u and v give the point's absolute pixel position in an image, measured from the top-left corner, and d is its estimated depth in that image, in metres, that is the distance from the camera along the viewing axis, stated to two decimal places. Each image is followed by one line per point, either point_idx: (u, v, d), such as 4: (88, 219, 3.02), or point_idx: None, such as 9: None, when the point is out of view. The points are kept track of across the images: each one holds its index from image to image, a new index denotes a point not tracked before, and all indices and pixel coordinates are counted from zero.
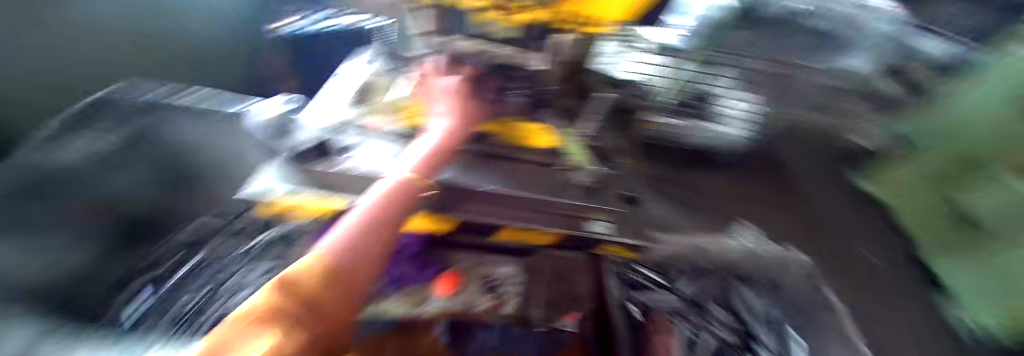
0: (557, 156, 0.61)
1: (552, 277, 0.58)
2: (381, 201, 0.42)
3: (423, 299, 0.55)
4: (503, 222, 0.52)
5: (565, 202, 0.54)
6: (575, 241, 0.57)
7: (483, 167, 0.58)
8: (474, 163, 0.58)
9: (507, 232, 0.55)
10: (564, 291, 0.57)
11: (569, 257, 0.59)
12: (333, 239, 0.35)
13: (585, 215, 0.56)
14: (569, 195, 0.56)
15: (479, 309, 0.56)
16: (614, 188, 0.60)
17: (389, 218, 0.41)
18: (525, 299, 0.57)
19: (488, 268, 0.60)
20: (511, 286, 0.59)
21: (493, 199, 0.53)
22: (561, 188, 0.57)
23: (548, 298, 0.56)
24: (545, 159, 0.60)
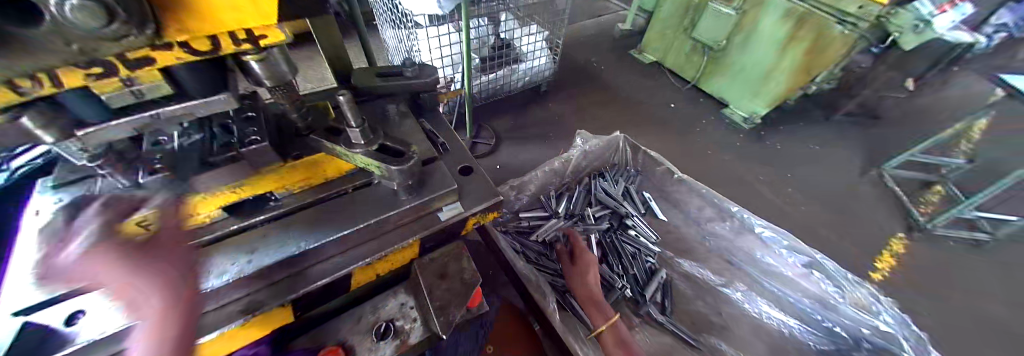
0: (366, 172, 0.52)
1: (433, 281, 0.51)
2: None
3: None
4: (351, 268, 0.44)
5: (397, 212, 0.48)
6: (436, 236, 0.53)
7: (286, 229, 0.45)
8: (272, 232, 0.44)
9: (367, 271, 0.51)
10: (450, 287, 0.51)
11: (443, 253, 0.54)
12: None
13: (429, 211, 0.52)
14: (400, 202, 0.49)
15: None
16: (439, 167, 0.55)
17: None
18: (424, 320, 0.51)
19: (372, 313, 0.52)
20: (406, 315, 0.52)
21: (324, 254, 0.45)
22: (388, 201, 0.50)
23: (437, 304, 0.49)
24: (355, 181, 0.51)
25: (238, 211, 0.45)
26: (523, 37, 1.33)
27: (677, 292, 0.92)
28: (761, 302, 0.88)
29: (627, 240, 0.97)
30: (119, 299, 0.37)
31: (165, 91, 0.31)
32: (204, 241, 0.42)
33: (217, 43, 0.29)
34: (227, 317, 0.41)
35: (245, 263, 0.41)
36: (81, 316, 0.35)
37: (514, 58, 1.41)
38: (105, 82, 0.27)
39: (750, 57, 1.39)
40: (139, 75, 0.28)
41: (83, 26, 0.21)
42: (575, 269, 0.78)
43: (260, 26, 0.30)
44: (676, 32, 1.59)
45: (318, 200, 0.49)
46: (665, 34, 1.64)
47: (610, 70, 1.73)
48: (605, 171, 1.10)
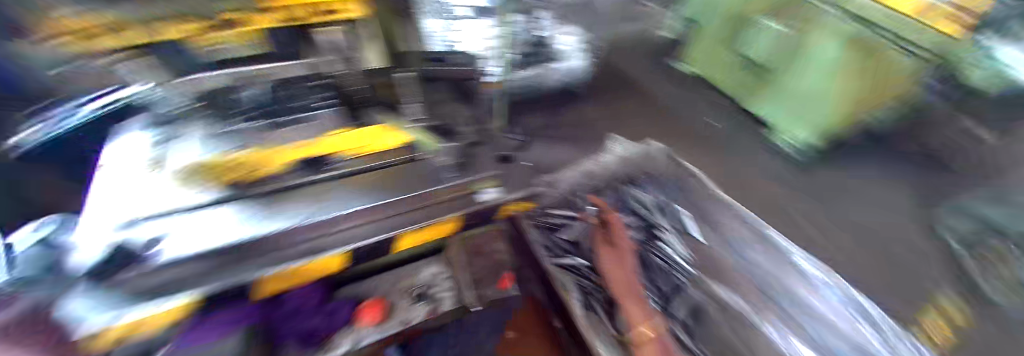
0: (418, 147, 0.57)
1: (467, 256, 0.59)
2: None
3: (350, 341, 0.51)
4: (397, 232, 0.48)
5: (441, 187, 0.53)
6: (473, 216, 0.55)
7: (345, 189, 0.51)
8: (334, 189, 0.51)
9: (408, 239, 0.52)
10: (482, 263, 0.59)
11: (479, 232, 0.60)
12: None
13: (467, 190, 0.55)
14: (444, 179, 0.55)
15: (416, 322, 0.54)
16: (482, 156, 0.61)
17: None
18: (456, 290, 0.57)
19: (408, 278, 0.58)
20: (439, 284, 0.58)
21: (373, 215, 0.50)
22: (432, 177, 0.55)
23: (469, 277, 0.58)
24: (406, 154, 0.56)
25: (302, 168, 0.51)
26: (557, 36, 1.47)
27: (709, 319, 0.77)
28: (796, 341, 0.74)
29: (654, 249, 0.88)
30: (203, 228, 0.43)
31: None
32: (271, 191, 0.49)
33: (292, 15, 0.44)
34: (279, 260, 0.44)
35: (309, 213, 0.48)
36: (160, 240, 0.42)
37: (552, 57, 1.47)
38: (215, 35, 0.42)
39: (802, 84, 1.29)
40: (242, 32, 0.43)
41: None
42: (612, 262, 0.74)
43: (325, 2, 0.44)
44: (722, 43, 1.53)
45: (371, 167, 0.54)
46: (714, 44, 1.57)
47: (647, 80, 1.71)
48: (639, 182, 1.06)
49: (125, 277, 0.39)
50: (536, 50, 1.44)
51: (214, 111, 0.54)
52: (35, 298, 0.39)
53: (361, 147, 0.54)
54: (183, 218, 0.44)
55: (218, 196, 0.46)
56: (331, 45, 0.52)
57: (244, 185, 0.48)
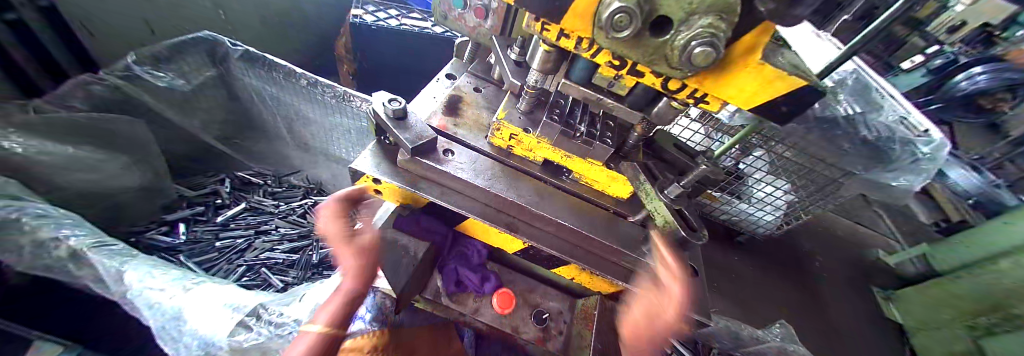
0: (630, 208, 0.61)
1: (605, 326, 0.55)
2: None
3: (473, 309, 0.58)
4: (573, 260, 0.54)
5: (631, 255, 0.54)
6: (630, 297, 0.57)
7: (556, 198, 0.58)
8: (548, 192, 0.58)
9: (572, 269, 0.58)
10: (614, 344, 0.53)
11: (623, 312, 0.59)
12: None
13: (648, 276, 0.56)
14: (639, 250, 0.55)
15: (524, 335, 0.57)
16: (680, 253, 0.58)
17: None
18: (568, 339, 0.59)
19: (537, 297, 0.63)
20: (558, 321, 0.61)
21: (564, 236, 0.56)
22: (630, 242, 0.56)
23: None
24: (616, 206, 0.61)
25: (542, 166, 0.61)
26: (762, 184, 1.14)
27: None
28: None
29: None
30: (464, 160, 0.56)
31: (620, 93, 0.48)
32: (517, 165, 0.60)
33: (681, 91, 0.40)
34: (490, 218, 0.54)
35: (530, 201, 0.55)
36: (450, 153, 0.56)
37: (751, 204, 1.23)
38: (610, 68, 0.41)
39: None
40: (627, 81, 0.43)
41: (702, 55, 0.30)
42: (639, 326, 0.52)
43: (720, 99, 0.40)
44: (951, 312, 1.12)
45: (581, 196, 0.61)
46: (940, 309, 1.16)
47: (831, 280, 1.40)
48: None
49: (422, 160, 0.53)
50: (739, 187, 1.19)
51: (511, 96, 0.62)
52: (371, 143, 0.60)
53: (596, 181, 0.60)
54: (458, 146, 0.59)
55: (494, 147, 0.60)
56: (657, 115, 0.47)
57: (507, 152, 0.60)
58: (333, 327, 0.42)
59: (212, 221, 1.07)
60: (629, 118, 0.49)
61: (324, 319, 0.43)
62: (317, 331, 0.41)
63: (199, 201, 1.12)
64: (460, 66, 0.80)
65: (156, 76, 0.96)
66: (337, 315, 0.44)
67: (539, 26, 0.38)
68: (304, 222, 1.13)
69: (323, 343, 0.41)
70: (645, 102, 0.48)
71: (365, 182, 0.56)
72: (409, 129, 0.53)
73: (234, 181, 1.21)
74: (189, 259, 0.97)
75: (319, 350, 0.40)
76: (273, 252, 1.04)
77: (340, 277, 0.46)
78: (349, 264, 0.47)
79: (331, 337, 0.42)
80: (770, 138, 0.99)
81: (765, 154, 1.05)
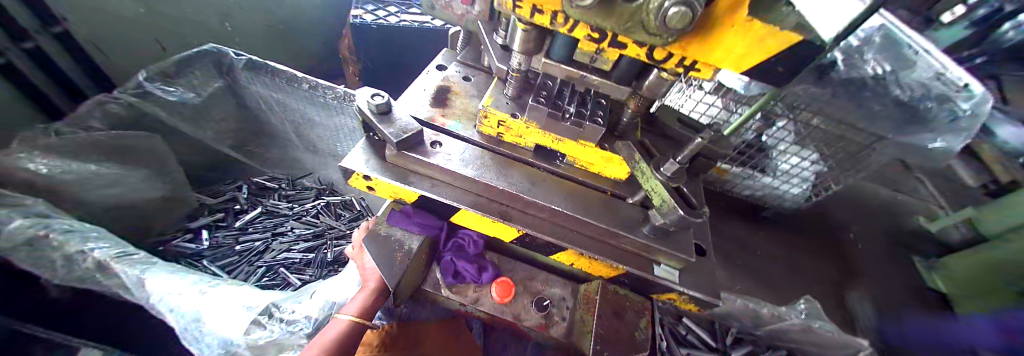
0: (629, 190, 0.59)
1: (608, 311, 0.54)
2: (337, 335, 0.51)
3: (473, 298, 0.59)
4: (569, 246, 0.52)
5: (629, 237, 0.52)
6: (634, 280, 0.56)
7: (550, 183, 0.57)
8: (542, 178, 0.57)
9: (570, 255, 0.57)
10: (619, 328, 0.52)
11: (626, 294, 0.57)
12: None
13: (650, 257, 0.54)
14: (637, 231, 0.53)
15: (526, 322, 0.58)
16: (682, 232, 0.56)
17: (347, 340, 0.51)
18: (571, 325, 0.59)
19: (538, 284, 0.63)
20: (559, 307, 0.61)
21: (560, 221, 0.55)
22: (628, 223, 0.54)
23: (600, 332, 0.50)
24: (615, 188, 0.59)
25: (535, 151, 0.60)
26: (787, 153, 0.92)
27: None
28: None
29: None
30: (452, 152, 0.55)
31: (605, 68, 0.46)
32: (508, 153, 0.58)
33: (667, 61, 0.37)
34: (481, 207, 0.53)
35: (522, 187, 0.54)
36: (437, 145, 0.55)
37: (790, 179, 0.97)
38: (590, 43, 0.39)
39: None
40: (610, 56, 0.41)
41: (678, 17, 0.27)
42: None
43: (711, 66, 0.36)
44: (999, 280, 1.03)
45: (577, 180, 0.59)
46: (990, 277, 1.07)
47: (869, 253, 1.28)
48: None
49: (410, 154, 0.53)
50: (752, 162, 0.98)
51: (500, 83, 0.60)
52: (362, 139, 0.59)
53: (591, 164, 0.58)
54: (447, 137, 0.58)
55: (485, 136, 0.58)
56: (652, 88, 0.43)
57: (500, 140, 0.59)
58: (360, 317, 0.54)
59: (231, 226, 1.12)
60: (620, 95, 0.47)
61: (353, 310, 0.55)
62: (347, 320, 0.53)
63: (219, 207, 1.17)
64: (451, 54, 0.78)
65: (166, 90, 0.99)
66: (363, 309, 0.55)
67: (510, 5, 0.36)
68: (317, 222, 1.16)
69: (354, 328, 0.53)
70: (632, 78, 0.46)
71: (357, 179, 0.56)
72: (393, 123, 0.52)
73: (251, 186, 1.25)
74: (212, 264, 1.02)
75: (351, 334, 0.52)
76: (290, 252, 1.08)
77: (364, 284, 0.59)
78: (370, 270, 0.59)
79: (361, 324, 0.54)
80: (790, 104, 0.82)
81: (791, 123, 0.85)
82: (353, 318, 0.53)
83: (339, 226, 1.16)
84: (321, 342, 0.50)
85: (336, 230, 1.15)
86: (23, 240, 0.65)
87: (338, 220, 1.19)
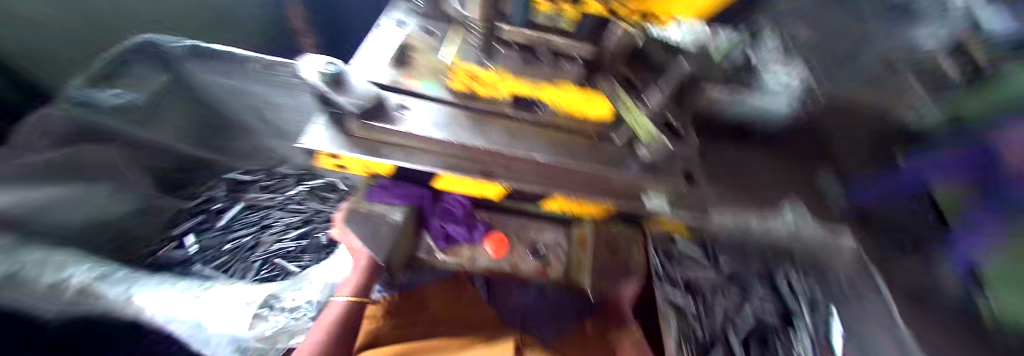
0: (616, 129, 0.55)
1: (599, 246, 0.58)
2: (336, 318, 0.52)
3: (470, 257, 0.61)
4: (555, 193, 0.52)
5: (619, 176, 0.51)
6: (624, 216, 0.57)
7: (531, 134, 0.53)
8: (522, 131, 0.53)
9: (558, 202, 0.56)
10: (607, 260, 0.57)
11: (617, 231, 0.59)
12: (308, 344, 0.48)
13: (640, 191, 0.54)
14: (626, 169, 0.52)
15: (525, 270, 0.60)
16: (673, 166, 0.54)
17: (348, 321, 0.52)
18: (568, 266, 0.62)
19: (532, 234, 0.64)
20: (555, 252, 0.63)
21: (545, 171, 0.53)
22: (615, 163, 0.52)
23: (593, 267, 0.56)
24: (600, 131, 0.55)
25: (514, 101, 0.54)
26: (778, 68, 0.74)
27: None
28: None
29: (783, 337, 0.78)
30: (421, 115, 0.50)
31: (567, 29, 0.50)
32: (483, 108, 0.53)
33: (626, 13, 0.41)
34: (462, 169, 0.51)
35: (502, 142, 0.51)
36: (404, 109, 0.50)
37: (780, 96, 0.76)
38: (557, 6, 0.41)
39: None
40: (569, 15, 0.44)
41: None
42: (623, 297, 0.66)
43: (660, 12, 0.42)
44: None
45: (561, 126, 0.54)
46: None
47: None
48: None
49: (371, 123, 0.48)
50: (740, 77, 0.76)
51: (468, 32, 0.54)
52: (321, 115, 0.53)
53: (575, 107, 0.51)
54: (414, 99, 0.52)
55: (456, 92, 0.52)
56: (617, 45, 0.45)
57: (471, 94, 0.52)
58: (357, 297, 0.54)
59: (215, 227, 1.09)
60: (581, 49, 0.49)
61: (348, 291, 0.55)
62: (344, 301, 0.53)
63: (199, 209, 1.12)
64: (407, 5, 0.68)
65: (112, 93, 0.92)
66: (358, 288, 0.55)
67: None
68: (303, 208, 1.13)
69: (352, 309, 0.53)
70: (594, 31, 0.49)
71: (325, 159, 0.52)
72: (347, 92, 0.46)
73: (227, 183, 1.20)
74: (206, 266, 1.00)
75: (351, 314, 0.53)
76: (282, 242, 1.06)
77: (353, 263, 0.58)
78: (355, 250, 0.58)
79: (357, 305, 0.55)
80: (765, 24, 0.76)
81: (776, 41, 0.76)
82: (350, 299, 0.54)
83: (327, 209, 1.14)
84: (321, 326, 0.50)
85: (325, 214, 1.12)
86: (2, 273, 0.64)
87: (325, 203, 1.16)
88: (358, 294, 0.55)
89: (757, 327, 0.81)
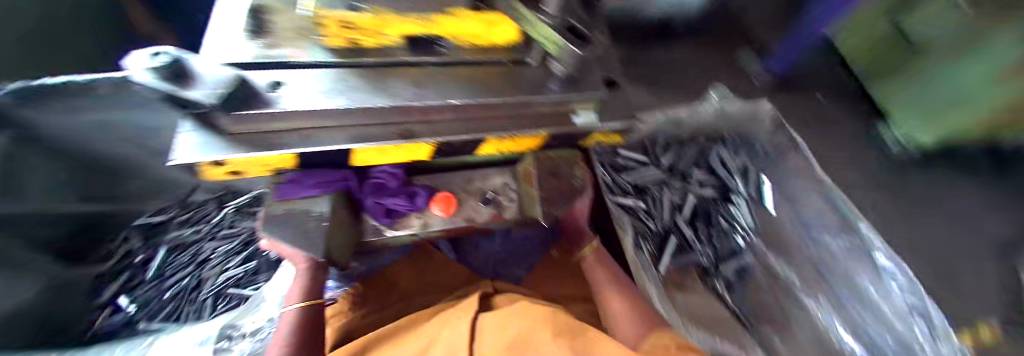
0: (525, 49, 0.52)
1: (544, 173, 0.55)
2: (295, 324, 0.48)
3: (421, 224, 0.57)
4: (485, 136, 0.48)
5: (544, 98, 0.48)
6: (561, 139, 0.54)
7: (439, 78, 0.48)
8: (428, 76, 0.48)
9: (492, 144, 0.52)
10: (557, 184, 0.55)
11: (558, 155, 0.57)
12: None
13: (567, 110, 0.52)
14: (548, 90, 0.49)
15: (480, 221, 0.58)
16: (592, 72, 0.52)
17: (308, 326, 0.48)
18: (522, 202, 0.60)
19: (479, 182, 0.61)
20: (505, 194, 0.61)
21: (465, 113, 0.48)
22: (534, 86, 0.49)
23: (542, 192, 0.54)
24: (512, 55, 0.51)
25: (409, 46, 0.48)
26: None
27: (752, 281, 0.83)
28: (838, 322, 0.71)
29: (719, 209, 0.91)
30: (303, 86, 0.43)
31: None
32: (377, 63, 0.47)
33: None
34: (377, 138, 0.45)
35: (410, 95, 0.45)
36: (281, 86, 0.42)
37: None
38: None
39: None
40: None
41: None
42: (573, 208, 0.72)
43: None
44: None
45: (468, 61, 0.50)
46: None
47: None
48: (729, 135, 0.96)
49: (244, 112, 0.39)
50: None
51: None
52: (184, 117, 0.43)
53: (478, 35, 0.47)
54: (287, 72, 0.44)
55: (338, 53, 0.46)
56: None
57: (356, 49, 0.46)
58: (310, 303, 0.50)
59: (148, 279, 0.97)
60: None
61: (298, 299, 0.50)
62: (297, 308, 0.49)
63: (118, 268, 0.98)
64: None
65: None
66: (308, 292, 0.51)
67: None
68: (239, 231, 1.03)
69: (309, 313, 0.50)
70: None
71: (213, 170, 0.44)
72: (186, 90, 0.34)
73: (138, 230, 1.03)
74: (153, 321, 0.92)
75: (309, 319, 0.49)
76: (228, 270, 0.98)
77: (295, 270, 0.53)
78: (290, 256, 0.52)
79: (313, 309, 0.51)
80: None
81: None
82: (304, 304, 0.50)
83: None
84: (278, 339, 0.46)
85: None
86: None
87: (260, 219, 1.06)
88: (309, 299, 0.51)
89: (699, 206, 0.91)
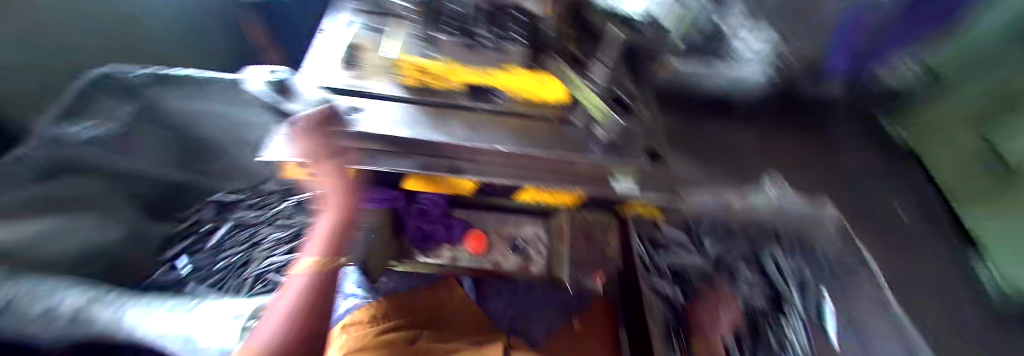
0: (573, 109, 0.55)
1: (577, 235, 0.57)
2: (302, 292, 0.48)
3: (451, 256, 0.61)
4: (524, 184, 0.51)
5: (585, 159, 0.50)
6: (599, 201, 0.55)
7: (493, 124, 0.53)
8: (484, 121, 0.53)
9: (530, 193, 0.55)
10: (588, 250, 0.57)
11: (596, 219, 0.58)
12: (264, 329, 0.43)
13: (608, 174, 0.53)
14: (590, 151, 0.51)
15: (506, 266, 0.60)
16: (637, 138, 0.54)
17: (314, 295, 0.48)
18: (549, 258, 0.61)
19: (511, 229, 0.64)
20: (536, 244, 0.62)
21: (510, 159, 0.52)
22: (578, 145, 0.52)
23: (573, 257, 0.57)
24: (560, 113, 0.55)
25: (470, 91, 0.55)
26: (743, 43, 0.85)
27: None
28: None
29: (774, 328, 0.81)
30: (378, 114, 0.49)
31: None
32: (441, 103, 0.53)
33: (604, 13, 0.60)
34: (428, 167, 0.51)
35: (463, 135, 0.50)
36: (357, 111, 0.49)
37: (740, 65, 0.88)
38: None
39: None
40: None
41: None
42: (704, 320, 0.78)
43: None
44: None
45: (522, 113, 0.55)
46: None
47: None
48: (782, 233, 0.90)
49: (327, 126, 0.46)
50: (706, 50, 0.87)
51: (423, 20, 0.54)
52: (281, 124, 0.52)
53: (530, 92, 0.53)
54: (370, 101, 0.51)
55: (410, 90, 0.53)
56: None
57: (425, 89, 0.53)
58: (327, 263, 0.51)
59: (206, 247, 1.09)
60: None
61: (317, 254, 0.51)
62: (312, 264, 0.50)
63: (187, 232, 1.10)
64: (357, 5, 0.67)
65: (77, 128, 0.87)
66: (328, 250, 0.52)
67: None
68: (291, 223, 1.13)
69: (317, 278, 0.50)
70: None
71: (293, 168, 0.51)
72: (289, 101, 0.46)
73: (214, 204, 1.17)
74: (200, 285, 1.01)
75: (319, 278, 0.50)
76: (274, 257, 1.07)
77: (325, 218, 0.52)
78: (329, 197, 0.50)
79: (323, 272, 0.51)
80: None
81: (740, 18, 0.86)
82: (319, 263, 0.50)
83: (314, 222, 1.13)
84: (284, 304, 0.46)
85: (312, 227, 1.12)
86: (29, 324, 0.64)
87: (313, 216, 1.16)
88: (324, 260, 0.51)
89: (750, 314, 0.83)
